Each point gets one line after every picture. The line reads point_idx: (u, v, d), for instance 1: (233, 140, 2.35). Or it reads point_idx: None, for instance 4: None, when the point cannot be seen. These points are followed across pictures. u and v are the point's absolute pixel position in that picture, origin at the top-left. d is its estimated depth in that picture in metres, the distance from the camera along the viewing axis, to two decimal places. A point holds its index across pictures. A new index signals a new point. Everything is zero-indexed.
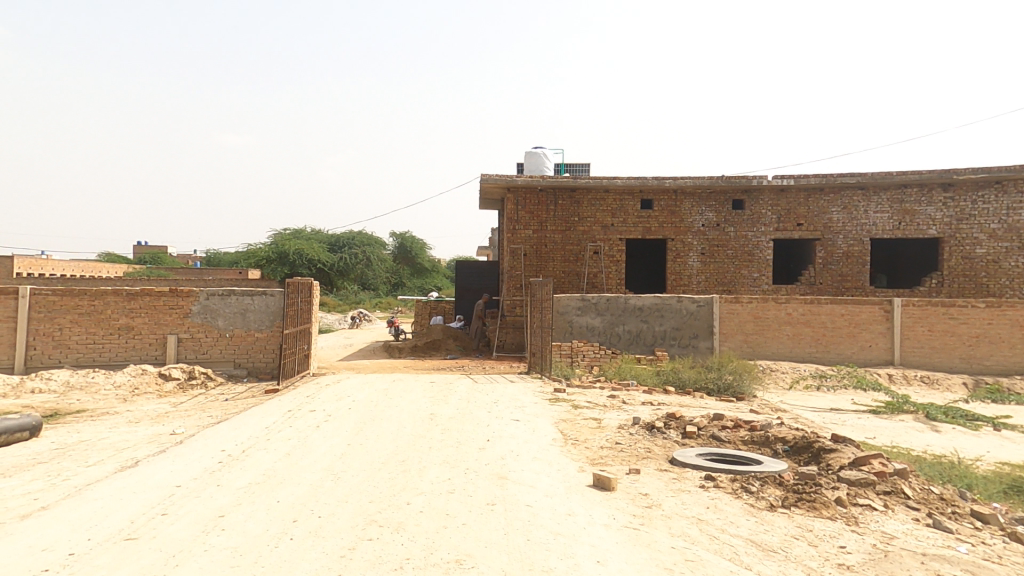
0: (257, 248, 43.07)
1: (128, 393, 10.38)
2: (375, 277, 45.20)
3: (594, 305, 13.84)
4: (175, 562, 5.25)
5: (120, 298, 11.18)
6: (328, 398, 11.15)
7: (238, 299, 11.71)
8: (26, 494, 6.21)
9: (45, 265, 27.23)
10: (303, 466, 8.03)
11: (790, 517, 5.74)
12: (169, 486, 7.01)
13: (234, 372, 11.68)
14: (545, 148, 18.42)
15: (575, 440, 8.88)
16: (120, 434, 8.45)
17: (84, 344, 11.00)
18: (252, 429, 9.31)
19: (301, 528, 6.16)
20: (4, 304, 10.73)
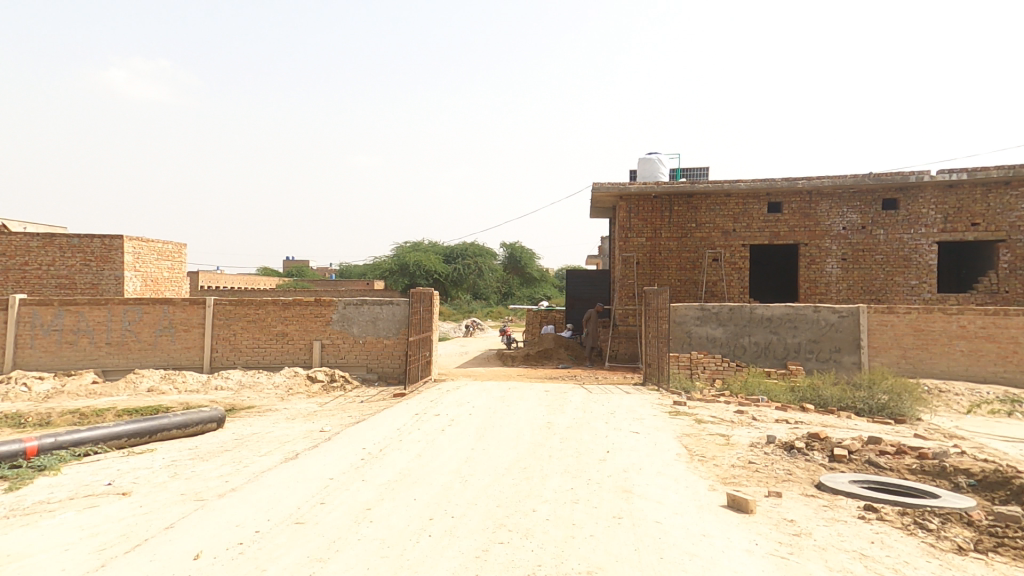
0: (381, 260, 46.81)
1: (284, 393, 11.81)
2: (486, 287, 46.87)
3: (715, 314, 13.16)
4: (336, 547, 5.84)
5: (278, 307, 12.71)
6: (450, 403, 11.76)
7: (369, 308, 12.79)
8: (220, 476, 7.28)
9: (219, 280, 31.80)
10: (433, 467, 8.53)
11: (988, 564, 4.99)
12: (323, 478, 7.82)
13: (367, 376, 12.74)
14: (658, 154, 17.94)
15: (702, 457, 8.48)
16: (281, 428, 9.60)
17: (252, 348, 12.66)
18: (386, 430, 10.08)
19: (439, 525, 6.54)
20: (195, 313, 12.61)
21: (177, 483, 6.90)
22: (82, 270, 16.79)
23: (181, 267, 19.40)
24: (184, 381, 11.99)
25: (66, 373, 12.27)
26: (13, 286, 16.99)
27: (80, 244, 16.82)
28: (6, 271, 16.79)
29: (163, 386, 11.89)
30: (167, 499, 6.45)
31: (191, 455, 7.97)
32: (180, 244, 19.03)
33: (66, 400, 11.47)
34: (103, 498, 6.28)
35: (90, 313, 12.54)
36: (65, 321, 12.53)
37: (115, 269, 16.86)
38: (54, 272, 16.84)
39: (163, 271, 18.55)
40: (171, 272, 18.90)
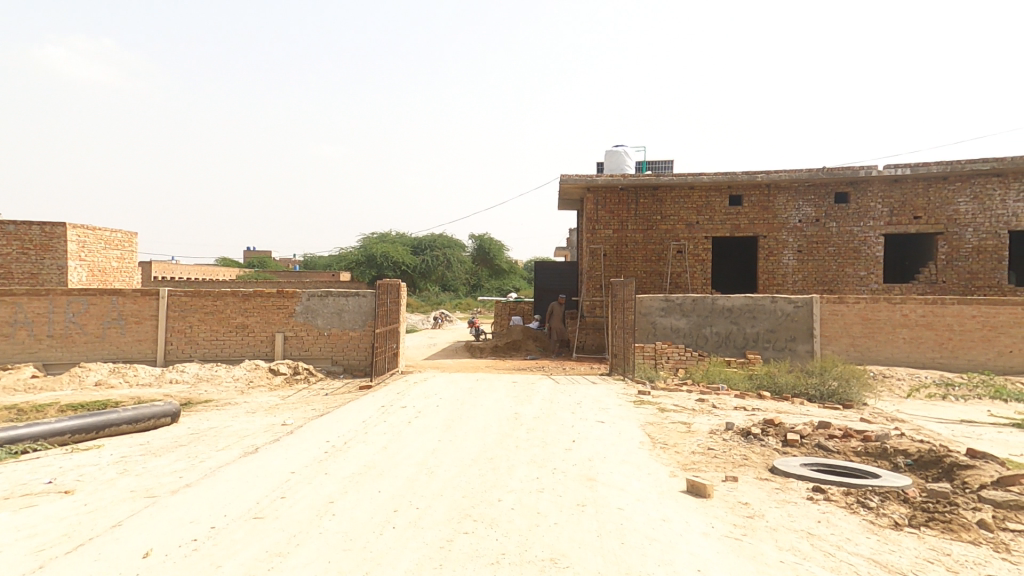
0: (348, 251, 45.96)
1: (244, 386, 11.50)
2: (456, 279, 46.69)
3: (679, 305, 13.45)
4: (296, 541, 5.75)
5: (237, 298, 12.35)
6: (417, 395, 11.69)
7: (334, 300, 12.56)
8: (173, 472, 7.05)
9: (174, 270, 30.63)
10: (399, 459, 8.48)
11: (921, 538, 5.29)
12: (284, 472, 7.67)
13: (333, 368, 12.54)
14: (625, 146, 18.13)
15: (664, 444, 8.69)
16: (241, 423, 9.36)
17: (209, 341, 12.27)
18: (351, 423, 9.95)
19: (403, 517, 6.52)
20: (148, 304, 12.13)
21: (126, 480, 6.65)
22: (20, 259, 15.89)
23: (131, 257, 18.62)
24: (134, 375, 11.53)
25: (2, 367, 11.62)
26: None
27: (18, 231, 15.91)
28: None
29: (112, 380, 11.41)
30: (115, 496, 6.21)
31: (142, 451, 7.70)
32: (130, 233, 18.25)
33: (3, 395, 10.74)
34: (44, 497, 6.01)
35: (29, 304, 11.91)
36: (1, 313, 11.87)
37: (57, 258, 16.05)
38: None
39: (111, 261, 17.76)
40: (120, 262, 18.11)
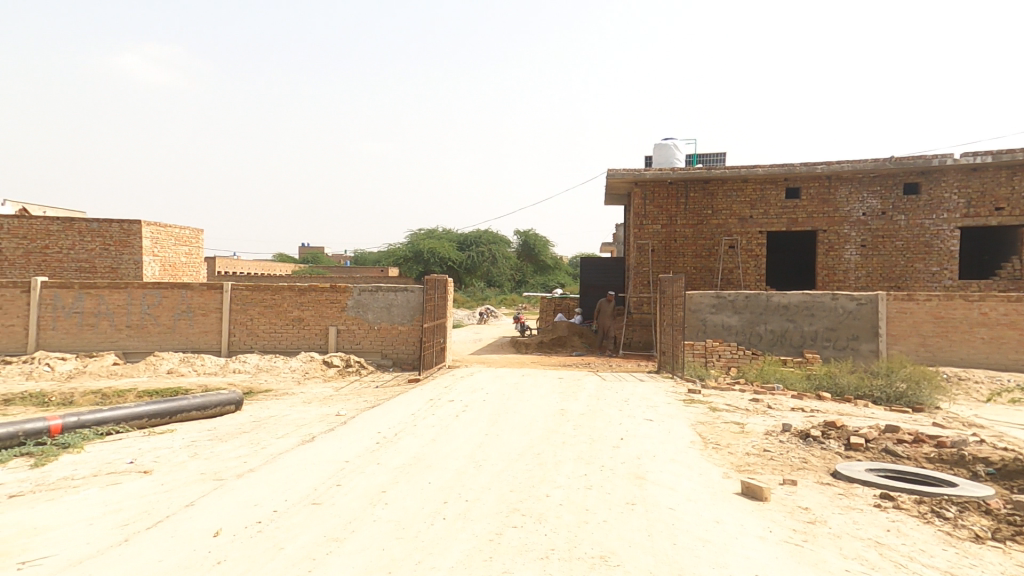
0: (396, 247, 47.08)
1: (300, 376, 12.03)
2: (501, 274, 47.10)
3: (731, 302, 13.01)
4: (352, 528, 5.96)
5: (293, 293, 12.88)
6: (463, 389, 11.85)
7: (384, 295, 12.93)
8: (238, 457, 7.46)
9: (237, 265, 32.31)
10: (447, 451, 8.63)
11: (1005, 553, 4.92)
12: (339, 461, 7.96)
13: (382, 361, 12.91)
14: (674, 140, 17.69)
15: (716, 444, 8.44)
16: (297, 412, 9.79)
17: (268, 333, 12.88)
18: (400, 415, 10.20)
19: (452, 508, 6.65)
20: (212, 297, 12.84)
21: (197, 463, 7.09)
22: (102, 255, 17.17)
23: (199, 253, 19.77)
24: (202, 364, 12.27)
25: (88, 354, 12.60)
26: (36, 270, 17.36)
27: (99, 228, 17.18)
28: (28, 254, 17.21)
29: (182, 368, 12.19)
30: (188, 478, 6.64)
31: (210, 436, 8.18)
32: (197, 230, 19.37)
33: (88, 379, 11.75)
34: (126, 476, 6.50)
35: (110, 296, 12.85)
36: (87, 304, 12.84)
37: (134, 253, 17.25)
38: (74, 256, 17.17)
39: (181, 256, 18.90)
40: (188, 257, 19.26)
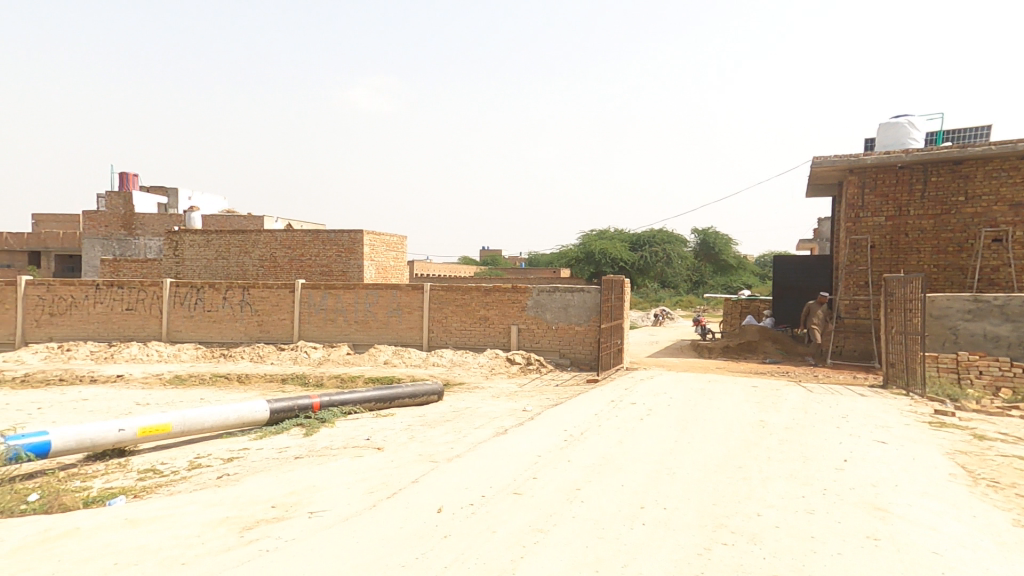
0: (568, 249, 47.88)
1: (488, 371, 12.83)
2: (676, 276, 45.30)
3: (996, 308, 10.43)
4: (554, 521, 5.97)
5: (480, 293, 13.77)
6: (646, 392, 11.38)
7: (561, 295, 13.15)
8: (446, 443, 8.11)
9: (430, 268, 36.06)
10: (637, 455, 8.27)
11: None
12: (532, 455, 8.14)
13: (560, 360, 13.11)
14: (908, 116, 14.93)
15: (991, 483, 6.70)
16: (489, 405, 10.37)
17: (460, 330, 13.95)
18: (584, 414, 10.15)
19: (651, 514, 6.27)
20: (415, 297, 14.34)
21: (414, 444, 7.89)
22: (337, 259, 20.29)
23: (402, 258, 22.43)
24: (409, 356, 13.84)
25: (330, 344, 14.76)
26: (292, 274, 20.70)
27: (334, 238, 20.31)
28: (291, 261, 20.52)
29: (394, 359, 13.88)
30: (409, 457, 7.41)
31: (421, 421, 9.08)
32: (401, 236, 21.93)
33: (332, 366, 13.96)
34: (364, 450, 7.50)
35: (345, 295, 14.82)
36: (330, 302, 14.86)
37: (357, 258, 20.22)
38: (317, 262, 20.42)
39: (389, 261, 21.63)
40: (395, 262, 21.95)
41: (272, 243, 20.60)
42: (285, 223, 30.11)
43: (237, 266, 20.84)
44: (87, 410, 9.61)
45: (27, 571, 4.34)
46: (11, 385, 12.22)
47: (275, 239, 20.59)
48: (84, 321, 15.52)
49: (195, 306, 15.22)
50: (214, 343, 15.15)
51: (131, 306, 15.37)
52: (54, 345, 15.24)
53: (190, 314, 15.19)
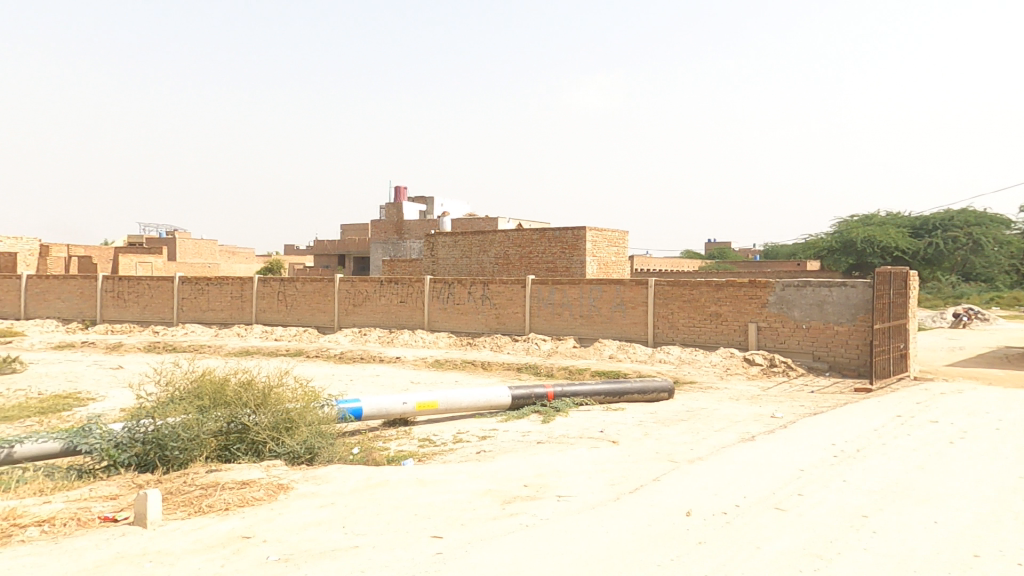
0: (816, 237, 41.29)
1: (722, 371, 11.94)
2: (985, 265, 35.70)
3: None
4: (838, 549, 4.78)
5: (711, 288, 13.12)
6: (949, 409, 8.79)
7: (814, 291, 11.88)
8: (684, 443, 7.52)
9: (652, 262, 35.45)
10: (952, 486, 6.23)
11: None
12: (793, 467, 6.82)
13: (815, 364, 11.82)
14: None
15: None
16: (729, 407, 9.40)
17: (688, 327, 13.30)
18: (858, 428, 8.28)
19: (993, 565, 4.55)
20: (639, 292, 14.08)
21: (651, 441, 7.53)
22: (561, 256, 21.23)
23: (623, 252, 22.28)
24: (634, 352, 13.68)
25: (557, 338, 15.33)
26: (522, 270, 22.34)
27: (559, 236, 21.31)
28: (521, 259, 22.20)
29: (619, 355, 13.80)
30: (646, 454, 7.07)
31: (653, 418, 8.71)
32: (622, 232, 21.86)
33: (561, 358, 14.51)
34: (600, 442, 7.45)
35: (570, 290, 15.28)
36: (556, 297, 15.53)
37: (580, 254, 20.86)
38: (543, 258, 21.65)
39: (611, 256, 21.76)
40: (616, 257, 21.99)
41: (506, 243, 22.55)
42: (515, 223, 32.94)
43: (478, 263, 23.35)
44: (379, 384, 11.85)
45: (357, 509, 5.45)
46: (333, 360, 15.97)
47: (508, 238, 22.47)
48: (375, 311, 18.83)
49: (447, 300, 17.51)
50: (463, 332, 17.23)
51: (404, 300, 18.38)
52: (357, 329, 18.82)
53: (444, 307, 17.55)
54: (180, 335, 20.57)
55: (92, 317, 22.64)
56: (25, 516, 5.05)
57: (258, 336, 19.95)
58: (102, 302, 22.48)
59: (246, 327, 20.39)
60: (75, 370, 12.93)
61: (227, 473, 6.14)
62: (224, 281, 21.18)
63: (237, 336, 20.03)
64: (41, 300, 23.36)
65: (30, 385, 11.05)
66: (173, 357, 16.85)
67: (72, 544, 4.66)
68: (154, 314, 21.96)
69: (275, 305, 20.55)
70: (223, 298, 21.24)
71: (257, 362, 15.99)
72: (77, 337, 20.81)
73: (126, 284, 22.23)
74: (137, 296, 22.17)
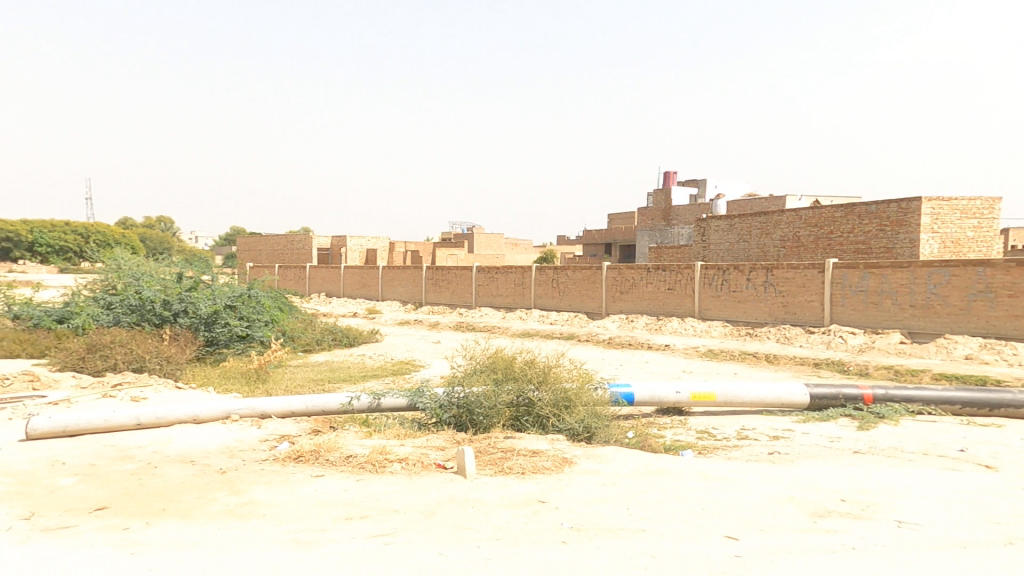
0: None
1: None
2: None
3: None
4: None
5: None
6: None
7: None
8: None
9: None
10: None
11: None
12: None
13: None
14: None
15: None
16: None
17: None
18: None
19: None
20: None
21: None
22: (878, 235, 17.31)
23: (991, 225, 16.66)
24: (1014, 353, 11.42)
25: (875, 331, 13.81)
26: (820, 255, 19.08)
27: (878, 210, 17.32)
28: (819, 241, 19.04)
29: (986, 356, 11.73)
30: None
31: None
32: (991, 198, 16.44)
33: (881, 355, 12.87)
34: (958, 464, 5.60)
35: (892, 275, 13.72)
36: (871, 283, 14.07)
37: (910, 232, 16.58)
38: (852, 238, 18.08)
39: (966, 232, 16.63)
40: (976, 233, 16.68)
41: (797, 223, 19.78)
42: (810, 202, 28.65)
43: (758, 248, 21.35)
44: (650, 371, 11.66)
45: (641, 493, 5.33)
46: (602, 344, 16.74)
47: (800, 218, 19.67)
48: (641, 299, 19.25)
49: (721, 287, 17.13)
50: (740, 321, 16.55)
51: (670, 287, 18.38)
52: (623, 316, 19.42)
53: (717, 295, 17.17)
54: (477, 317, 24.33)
55: (419, 300, 28.71)
56: (392, 453, 6.48)
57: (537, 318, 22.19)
58: (426, 288, 28.27)
59: (526, 312, 22.89)
60: (411, 342, 16.59)
61: (521, 441, 6.83)
62: (510, 270, 24.22)
63: (518, 318, 22.82)
64: (388, 284, 30.55)
65: (385, 351, 14.55)
66: (474, 336, 20.16)
67: (419, 481, 5.81)
68: (460, 298, 26.55)
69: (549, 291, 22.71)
70: (509, 285, 24.30)
71: (538, 343, 17.81)
72: (411, 314, 26.83)
73: (442, 272, 27.49)
74: (448, 283, 27.26)
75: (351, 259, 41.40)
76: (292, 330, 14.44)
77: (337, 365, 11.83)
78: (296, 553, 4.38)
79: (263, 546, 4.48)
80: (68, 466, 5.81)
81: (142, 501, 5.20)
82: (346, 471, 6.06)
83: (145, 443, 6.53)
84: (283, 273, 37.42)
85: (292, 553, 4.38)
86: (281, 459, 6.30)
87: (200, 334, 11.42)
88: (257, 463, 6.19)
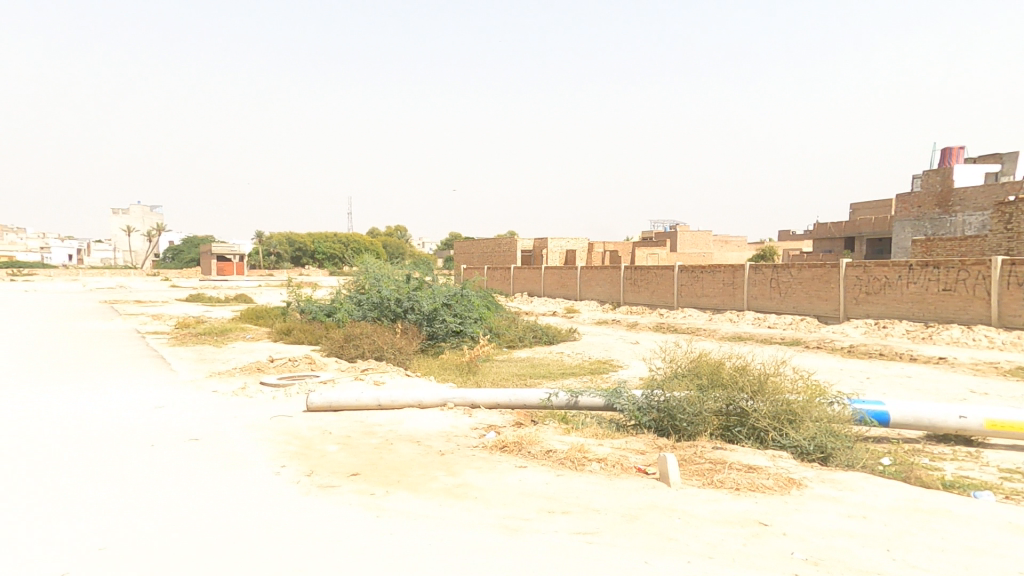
0: None
1: None
2: None
3: None
4: None
5: None
6: None
7: None
8: None
9: None
10: None
11: None
12: None
13: None
14: None
15: None
16: None
17: None
18: None
19: None
20: None
21: None
22: None
23: None
24: None
25: None
26: None
27: None
28: None
29: None
30: None
31: None
32: None
33: None
34: None
35: None
36: None
37: None
38: None
39: None
40: None
41: None
42: None
43: None
44: (914, 388, 9.28)
45: (907, 534, 4.20)
46: (841, 353, 14.00)
47: None
48: (898, 300, 17.49)
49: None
50: None
51: (948, 286, 16.30)
52: (871, 321, 17.79)
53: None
54: (680, 318, 23.95)
55: (617, 299, 29.20)
56: (591, 452, 6.31)
57: (749, 323, 21.36)
58: (625, 288, 28.61)
59: (738, 314, 22.17)
60: (609, 342, 16.51)
61: (733, 453, 6.00)
62: (717, 269, 23.71)
63: (727, 321, 22.24)
64: (588, 285, 31.39)
65: (583, 350, 14.72)
66: (676, 338, 19.02)
67: (620, 484, 5.49)
68: (660, 299, 26.46)
69: (767, 291, 21.81)
70: (716, 286, 23.79)
71: (753, 348, 15.97)
72: (610, 314, 27.00)
73: (640, 272, 27.57)
74: (647, 283, 27.24)
75: (551, 259, 43.27)
76: (498, 327, 15.60)
77: (537, 361, 12.35)
78: (504, 537, 4.50)
79: (474, 526, 4.72)
80: (333, 435, 7.08)
81: (382, 471, 6.03)
82: (548, 465, 6.10)
83: (384, 421, 7.62)
84: (491, 274, 40.72)
85: (501, 537, 4.50)
86: (490, 448, 6.66)
87: (423, 328, 13.12)
88: (470, 449, 6.66)
